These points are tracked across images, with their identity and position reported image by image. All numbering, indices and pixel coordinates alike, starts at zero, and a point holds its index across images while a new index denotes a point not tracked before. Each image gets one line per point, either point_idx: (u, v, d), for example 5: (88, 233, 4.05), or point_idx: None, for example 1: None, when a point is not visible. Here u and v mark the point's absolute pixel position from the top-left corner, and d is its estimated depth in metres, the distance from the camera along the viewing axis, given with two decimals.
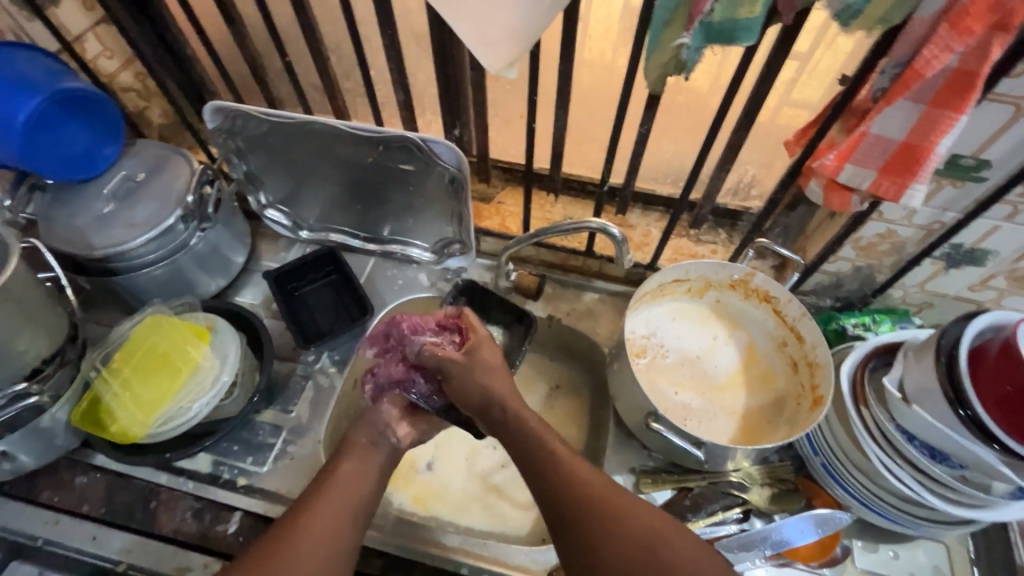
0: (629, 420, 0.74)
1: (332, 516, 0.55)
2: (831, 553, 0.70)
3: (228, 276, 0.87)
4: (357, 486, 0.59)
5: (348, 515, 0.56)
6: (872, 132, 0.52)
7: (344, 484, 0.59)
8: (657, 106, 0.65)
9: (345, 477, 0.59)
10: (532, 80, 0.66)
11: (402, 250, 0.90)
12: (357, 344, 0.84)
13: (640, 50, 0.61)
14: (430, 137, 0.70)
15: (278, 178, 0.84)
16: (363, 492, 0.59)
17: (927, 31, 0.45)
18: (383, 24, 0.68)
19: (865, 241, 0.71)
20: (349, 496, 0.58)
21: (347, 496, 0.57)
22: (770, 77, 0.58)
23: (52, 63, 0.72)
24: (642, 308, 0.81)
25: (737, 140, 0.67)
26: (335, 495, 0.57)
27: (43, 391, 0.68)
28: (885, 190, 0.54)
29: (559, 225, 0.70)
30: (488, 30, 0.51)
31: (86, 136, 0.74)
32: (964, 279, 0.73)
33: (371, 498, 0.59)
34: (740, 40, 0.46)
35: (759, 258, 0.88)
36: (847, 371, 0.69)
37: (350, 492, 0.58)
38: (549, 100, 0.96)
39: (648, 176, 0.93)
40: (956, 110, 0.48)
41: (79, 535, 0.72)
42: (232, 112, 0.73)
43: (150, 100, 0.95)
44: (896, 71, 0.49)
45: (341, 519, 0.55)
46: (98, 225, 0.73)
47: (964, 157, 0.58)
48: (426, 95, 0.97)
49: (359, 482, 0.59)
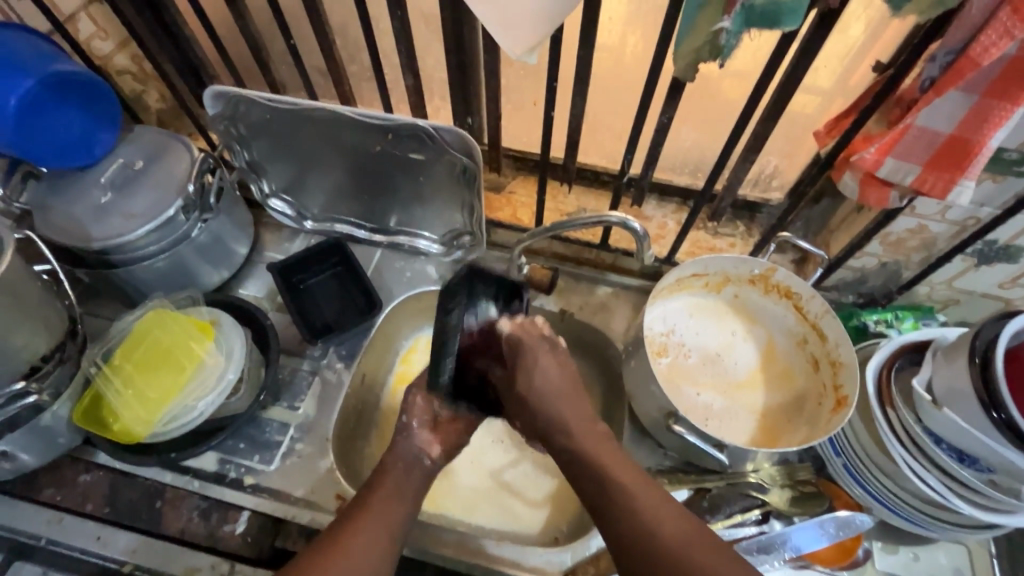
0: (647, 419, 0.72)
1: (365, 544, 0.52)
2: (852, 556, 0.68)
3: (230, 268, 0.84)
4: (400, 507, 0.56)
5: (383, 541, 0.53)
6: (918, 125, 0.49)
7: (384, 506, 0.55)
8: (681, 94, 0.62)
9: (384, 498, 0.56)
10: (551, 65, 0.63)
11: (409, 241, 0.87)
12: (364, 338, 0.82)
13: (668, 35, 0.57)
14: (441, 124, 0.67)
15: (281, 166, 0.81)
16: (402, 514, 0.56)
17: (985, 16, 0.42)
18: (393, 5, 0.65)
19: (893, 236, 0.69)
20: (386, 517, 0.54)
21: (387, 517, 0.54)
22: (804, 64, 0.55)
23: (43, 44, 0.68)
24: (659, 303, 0.78)
25: (764, 130, 0.65)
26: (372, 516, 0.54)
27: (43, 389, 0.66)
28: (930, 185, 0.52)
29: (576, 219, 0.67)
30: (508, 12, 0.47)
31: (78, 122, 0.71)
32: (994, 276, 0.70)
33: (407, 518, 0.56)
34: (784, 24, 0.43)
35: (779, 252, 0.85)
36: (872, 372, 0.67)
37: (389, 513, 0.55)
38: (564, 86, 0.92)
39: (665, 166, 0.90)
40: (1012, 102, 0.45)
41: (83, 535, 0.70)
42: (234, 97, 0.70)
43: (146, 84, 0.91)
44: (948, 59, 0.46)
45: (377, 545, 0.52)
46: (96, 217, 0.70)
47: (1008, 151, 0.55)
48: (434, 79, 0.93)
49: (400, 507, 0.56)
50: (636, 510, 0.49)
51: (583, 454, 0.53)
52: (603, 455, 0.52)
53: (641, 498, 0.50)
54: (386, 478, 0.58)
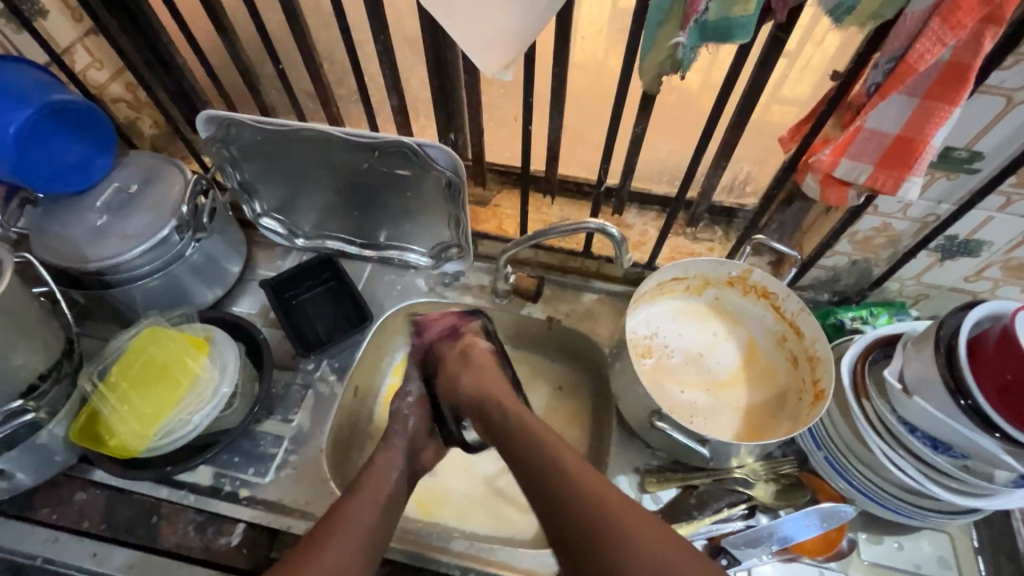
0: (633, 419, 0.73)
1: (345, 548, 0.56)
2: (836, 547, 0.70)
3: (224, 287, 0.86)
4: (372, 511, 0.60)
5: (357, 549, 0.56)
6: (868, 127, 0.52)
7: (357, 513, 0.59)
8: (651, 106, 0.66)
9: (362, 506, 0.60)
10: (528, 81, 0.66)
11: (399, 255, 0.90)
12: (357, 350, 0.83)
13: (635, 51, 0.61)
14: (426, 141, 0.70)
15: (273, 186, 0.84)
16: (373, 519, 0.60)
17: (919, 25, 0.46)
18: (376, 30, 0.68)
19: (861, 235, 0.72)
20: (364, 523, 0.58)
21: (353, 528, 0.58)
22: (764, 74, 0.59)
23: (42, 75, 0.71)
24: (642, 307, 0.81)
25: (732, 138, 0.68)
26: (348, 530, 0.57)
27: (41, 407, 0.67)
28: (881, 183, 0.55)
29: (558, 226, 0.70)
30: (481, 31, 0.51)
31: (76, 148, 0.74)
32: (960, 270, 0.73)
33: (383, 521, 0.60)
34: (736, 37, 0.46)
35: (756, 255, 0.88)
36: (847, 365, 0.70)
37: (366, 519, 0.59)
38: (543, 103, 0.96)
39: (643, 175, 0.93)
40: (950, 103, 0.48)
41: (79, 553, 0.70)
42: (226, 121, 0.72)
43: (140, 111, 0.94)
44: (889, 66, 0.49)
45: (349, 545, 0.56)
46: (92, 238, 0.72)
47: (957, 149, 0.59)
48: (419, 100, 0.97)
49: (371, 509, 0.60)
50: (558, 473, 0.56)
51: (525, 432, 0.61)
52: (538, 437, 0.60)
53: (631, 519, 0.52)
54: (364, 488, 0.62)
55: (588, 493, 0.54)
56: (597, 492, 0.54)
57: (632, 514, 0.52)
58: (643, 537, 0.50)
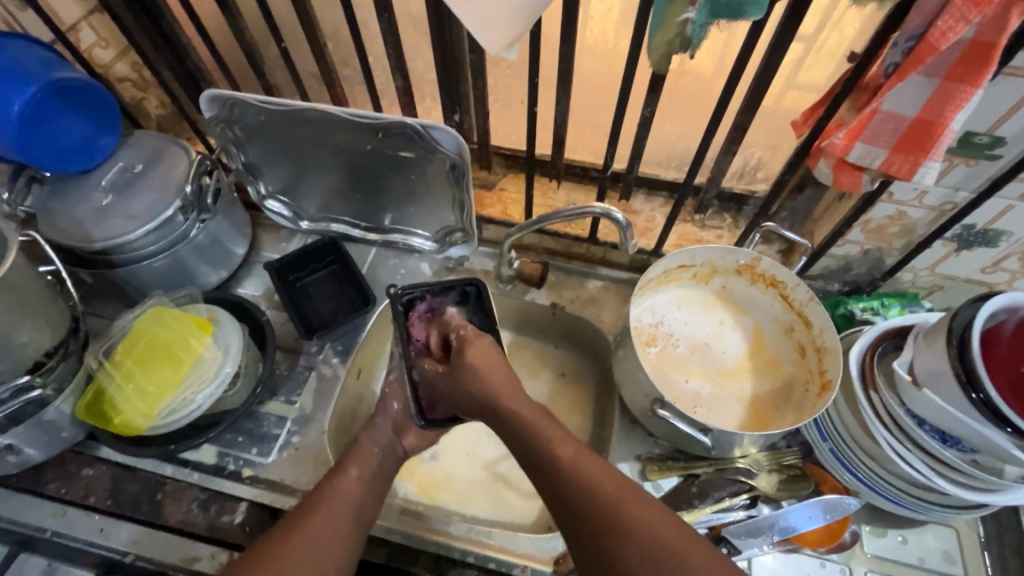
0: (635, 407, 0.73)
1: (327, 518, 0.57)
2: (839, 538, 0.70)
3: (229, 268, 0.86)
4: (358, 485, 0.62)
5: (344, 524, 0.57)
6: (884, 109, 0.50)
7: (345, 486, 0.61)
8: (660, 87, 0.64)
9: (348, 481, 0.62)
10: (534, 62, 0.64)
11: (403, 239, 0.89)
12: (359, 333, 0.83)
13: (644, 29, 0.59)
14: (430, 123, 0.68)
15: (277, 168, 0.83)
16: (356, 496, 0.61)
17: (942, 2, 0.44)
18: (381, 7, 0.66)
19: (874, 223, 0.70)
20: (347, 497, 0.60)
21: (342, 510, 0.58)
22: (778, 54, 0.57)
23: (44, 52, 0.71)
24: (648, 295, 0.80)
25: (743, 122, 0.66)
26: (336, 502, 0.59)
27: (47, 384, 0.68)
28: (896, 168, 0.53)
29: (562, 211, 0.68)
30: (484, 9, 0.49)
31: (79, 126, 0.73)
32: (977, 261, 0.71)
33: (368, 497, 0.62)
34: (747, 14, 0.44)
35: (765, 243, 0.87)
36: (855, 358, 0.68)
37: (351, 492, 0.61)
38: (550, 85, 0.95)
39: (651, 161, 0.92)
40: (972, 84, 0.46)
41: (87, 527, 0.72)
42: (228, 100, 0.71)
43: (146, 91, 0.94)
44: (909, 45, 0.48)
45: (341, 518, 0.58)
46: (96, 218, 0.72)
47: (978, 134, 0.56)
48: (425, 81, 0.96)
49: (354, 487, 0.61)
50: (539, 444, 0.57)
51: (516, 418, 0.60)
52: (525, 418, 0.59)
53: (598, 482, 0.52)
54: (348, 462, 0.64)
55: (557, 456, 0.55)
56: (567, 456, 0.55)
57: (601, 477, 0.53)
58: (616, 503, 0.51)
